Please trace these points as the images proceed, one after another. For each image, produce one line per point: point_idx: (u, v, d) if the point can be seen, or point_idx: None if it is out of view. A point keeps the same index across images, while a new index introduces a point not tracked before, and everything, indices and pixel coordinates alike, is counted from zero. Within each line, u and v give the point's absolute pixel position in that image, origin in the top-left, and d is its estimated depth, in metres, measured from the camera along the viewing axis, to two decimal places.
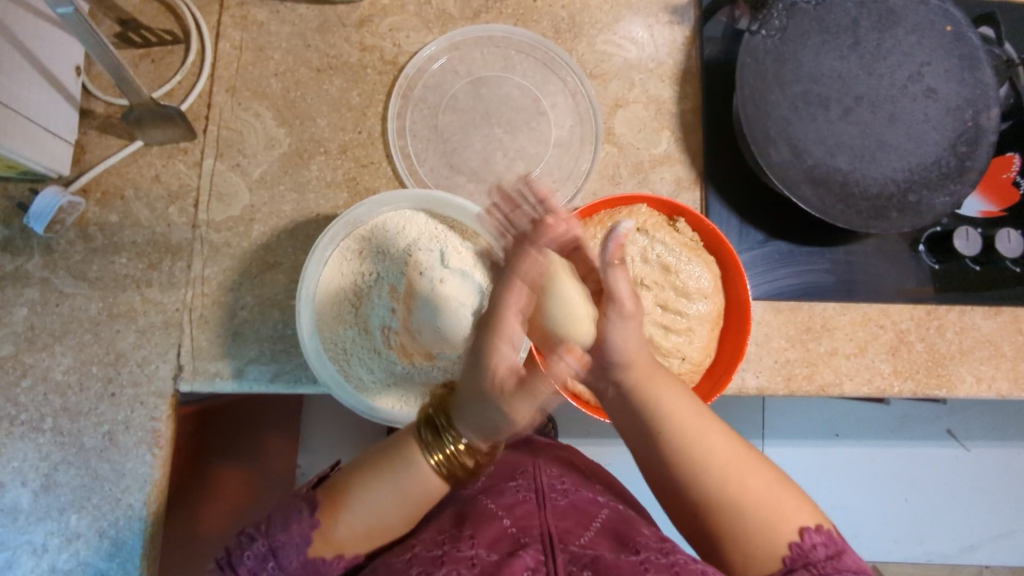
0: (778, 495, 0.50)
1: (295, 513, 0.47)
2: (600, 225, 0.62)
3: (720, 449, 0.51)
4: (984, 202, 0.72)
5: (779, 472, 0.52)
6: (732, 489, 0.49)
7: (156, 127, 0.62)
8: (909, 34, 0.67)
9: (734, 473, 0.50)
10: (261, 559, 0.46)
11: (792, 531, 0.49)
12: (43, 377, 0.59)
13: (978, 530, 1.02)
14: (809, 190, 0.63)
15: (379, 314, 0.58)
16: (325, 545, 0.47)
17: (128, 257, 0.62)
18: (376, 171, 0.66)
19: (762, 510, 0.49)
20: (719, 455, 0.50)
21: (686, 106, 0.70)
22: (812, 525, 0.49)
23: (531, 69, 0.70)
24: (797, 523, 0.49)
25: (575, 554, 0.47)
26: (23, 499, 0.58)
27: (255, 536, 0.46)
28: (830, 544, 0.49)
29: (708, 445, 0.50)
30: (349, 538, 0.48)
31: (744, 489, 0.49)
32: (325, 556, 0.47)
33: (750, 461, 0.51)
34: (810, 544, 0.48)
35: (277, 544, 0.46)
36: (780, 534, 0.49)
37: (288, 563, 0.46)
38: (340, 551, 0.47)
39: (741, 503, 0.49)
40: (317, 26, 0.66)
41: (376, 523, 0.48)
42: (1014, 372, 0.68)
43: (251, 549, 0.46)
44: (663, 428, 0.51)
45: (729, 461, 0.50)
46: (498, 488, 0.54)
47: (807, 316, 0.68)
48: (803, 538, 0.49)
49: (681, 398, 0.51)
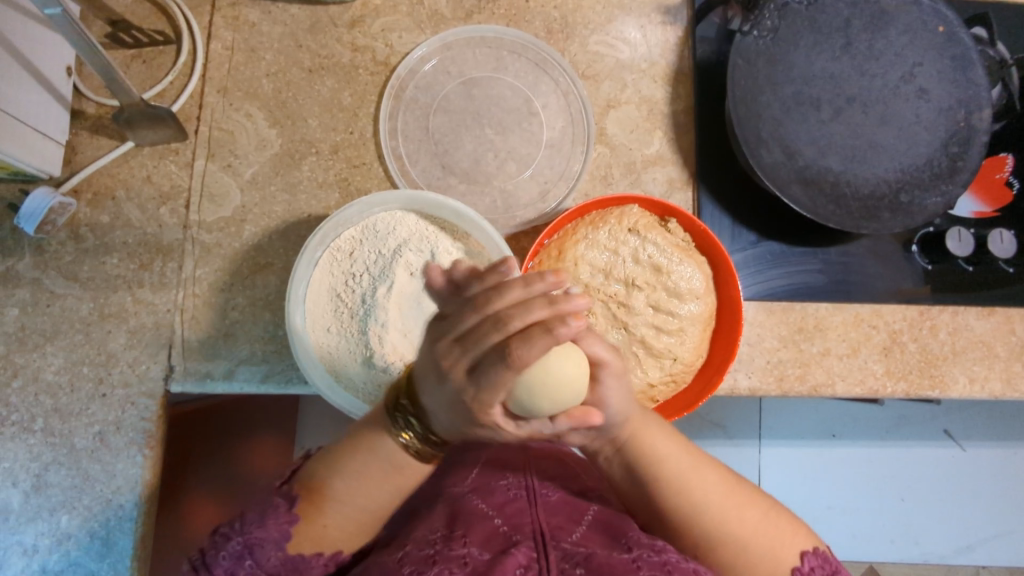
0: (776, 524, 0.51)
1: (272, 508, 0.47)
2: (591, 225, 0.62)
3: (714, 482, 0.52)
4: (977, 202, 0.73)
5: (775, 502, 0.53)
6: (730, 522, 0.50)
7: (146, 127, 0.62)
8: (901, 34, 0.67)
9: (730, 508, 0.51)
10: (238, 557, 0.45)
11: (792, 556, 0.50)
12: (34, 378, 0.59)
13: (977, 532, 1.02)
14: (800, 190, 0.63)
15: (369, 314, 0.58)
16: (305, 540, 0.47)
17: (119, 258, 0.62)
18: (368, 172, 0.66)
19: (766, 539, 0.50)
20: (714, 492, 0.51)
21: (678, 106, 0.70)
22: (810, 547, 0.51)
23: (523, 69, 0.70)
24: (796, 546, 0.51)
25: (567, 551, 0.47)
26: (14, 499, 0.58)
27: (229, 534, 0.45)
28: (827, 565, 0.50)
29: (701, 475, 0.52)
30: (333, 530, 0.48)
31: (742, 521, 0.51)
32: (305, 552, 0.47)
33: (747, 491, 0.53)
34: (808, 567, 0.50)
35: (255, 541, 0.45)
36: (781, 561, 0.50)
37: (266, 559, 0.45)
38: (321, 547, 0.47)
39: (739, 534, 0.50)
40: (309, 26, 0.67)
41: (356, 514, 0.49)
42: (1008, 372, 0.68)
43: (226, 549, 0.45)
44: (656, 476, 0.52)
45: (725, 493, 0.52)
46: (487, 487, 0.54)
47: (799, 317, 0.68)
48: (802, 562, 0.50)
49: (669, 443, 0.53)
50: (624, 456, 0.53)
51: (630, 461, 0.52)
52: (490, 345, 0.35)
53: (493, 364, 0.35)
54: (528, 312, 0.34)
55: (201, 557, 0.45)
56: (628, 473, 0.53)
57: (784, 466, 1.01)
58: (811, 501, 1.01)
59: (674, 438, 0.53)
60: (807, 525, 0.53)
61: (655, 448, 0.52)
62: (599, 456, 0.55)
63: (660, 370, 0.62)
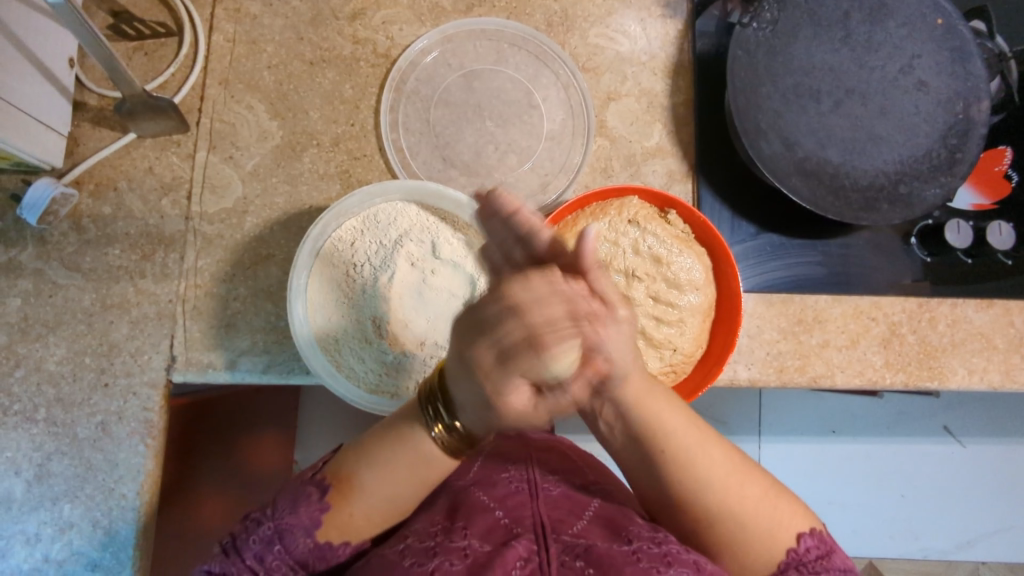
0: (775, 504, 0.51)
1: (304, 495, 0.48)
2: (592, 216, 0.63)
3: (721, 460, 0.51)
4: (976, 195, 0.73)
5: (774, 480, 0.53)
6: (732, 497, 0.50)
7: (148, 118, 0.62)
8: (900, 27, 0.67)
9: (733, 485, 0.51)
10: (267, 543, 0.46)
11: (790, 537, 0.50)
12: (36, 367, 0.60)
13: (976, 527, 1.02)
14: (800, 181, 0.64)
15: (370, 305, 0.59)
16: (331, 529, 0.47)
17: (121, 248, 0.62)
18: (369, 164, 0.66)
19: (766, 518, 0.50)
20: (720, 468, 0.51)
21: (678, 99, 0.70)
22: (807, 529, 0.51)
23: (523, 62, 0.71)
24: (794, 528, 0.51)
25: (568, 543, 0.47)
26: (17, 488, 0.58)
27: (261, 520, 0.47)
28: (822, 546, 0.51)
29: (707, 451, 0.51)
30: (360, 520, 0.48)
31: (743, 498, 0.50)
32: (331, 539, 0.47)
33: (747, 467, 0.52)
34: (804, 548, 0.50)
35: (285, 526, 0.47)
36: (779, 540, 0.50)
37: (296, 546, 0.47)
38: (347, 536, 0.48)
39: (739, 513, 0.50)
40: (310, 18, 0.67)
41: (385, 505, 0.49)
42: (1006, 364, 0.68)
43: (256, 533, 0.46)
44: (660, 444, 0.51)
45: (729, 472, 0.51)
46: (489, 480, 0.54)
47: (798, 308, 0.68)
48: (799, 543, 0.50)
49: (676, 415, 0.51)
50: (627, 423, 0.51)
51: (635, 429, 0.51)
52: (511, 339, 0.34)
53: (518, 357, 0.34)
54: (544, 297, 0.33)
55: (234, 540, 0.47)
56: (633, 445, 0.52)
57: (784, 461, 1.02)
58: (811, 497, 1.01)
59: (681, 408, 0.52)
60: (806, 506, 0.53)
61: (664, 418, 0.51)
62: (602, 422, 0.52)
63: (659, 360, 0.62)
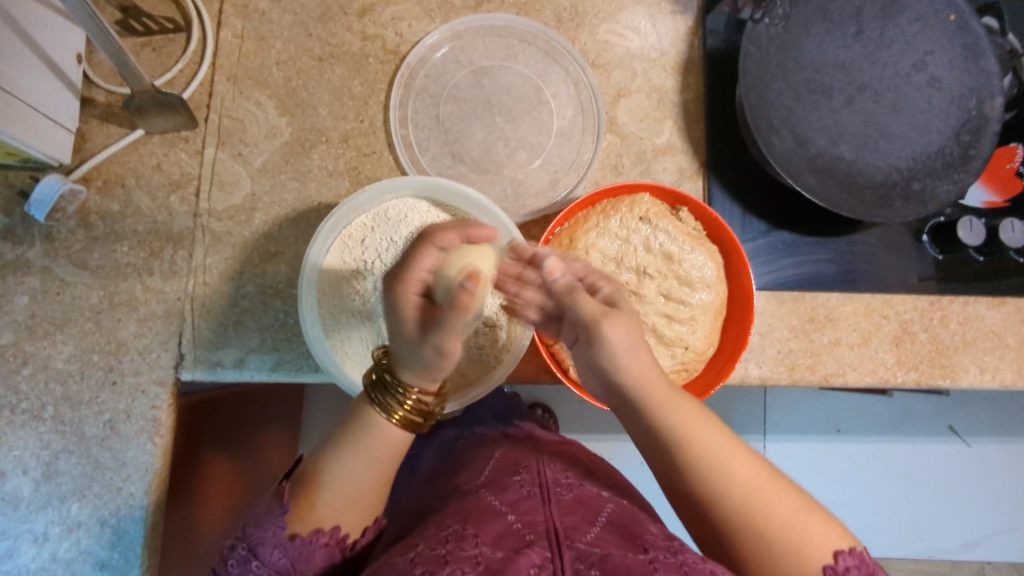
0: (808, 520, 0.46)
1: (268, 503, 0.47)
2: (603, 214, 0.62)
3: (746, 469, 0.48)
4: (988, 192, 0.72)
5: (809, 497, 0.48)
6: (757, 509, 0.46)
7: (157, 114, 0.62)
8: (912, 23, 0.66)
9: (758, 496, 0.47)
10: (245, 561, 0.44)
11: (826, 554, 0.45)
12: (44, 365, 0.59)
13: (981, 526, 1.02)
14: (813, 178, 0.63)
15: (381, 302, 0.59)
16: (300, 522, 0.46)
17: (129, 246, 0.61)
18: (378, 161, 0.65)
19: (795, 534, 0.46)
20: (746, 478, 0.47)
21: (688, 95, 0.69)
22: (845, 547, 0.46)
23: (533, 58, 0.70)
24: (829, 545, 0.46)
25: (582, 551, 0.46)
26: (24, 487, 0.58)
27: (234, 542, 0.46)
28: (863, 568, 0.45)
29: (737, 464, 0.48)
30: (326, 508, 0.47)
31: (769, 511, 0.46)
32: (303, 534, 0.46)
33: (776, 486, 0.47)
34: (843, 567, 0.45)
35: (256, 540, 0.45)
36: (810, 559, 0.45)
37: (270, 554, 0.45)
38: (319, 523, 0.47)
39: (763, 526, 0.46)
40: (318, 14, 0.66)
41: (348, 486, 0.48)
42: (1019, 362, 0.68)
43: (232, 555, 0.45)
44: (678, 446, 0.48)
45: (756, 483, 0.47)
46: (499, 486, 0.53)
47: (810, 307, 0.68)
48: (836, 560, 0.45)
49: (695, 417, 0.49)
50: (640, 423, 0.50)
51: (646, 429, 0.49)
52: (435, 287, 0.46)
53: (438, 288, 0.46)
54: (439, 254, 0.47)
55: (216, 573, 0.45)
56: (649, 445, 0.50)
57: (789, 460, 1.01)
58: (815, 495, 1.01)
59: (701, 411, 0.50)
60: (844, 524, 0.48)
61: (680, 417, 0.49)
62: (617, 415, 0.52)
63: (671, 359, 0.62)
